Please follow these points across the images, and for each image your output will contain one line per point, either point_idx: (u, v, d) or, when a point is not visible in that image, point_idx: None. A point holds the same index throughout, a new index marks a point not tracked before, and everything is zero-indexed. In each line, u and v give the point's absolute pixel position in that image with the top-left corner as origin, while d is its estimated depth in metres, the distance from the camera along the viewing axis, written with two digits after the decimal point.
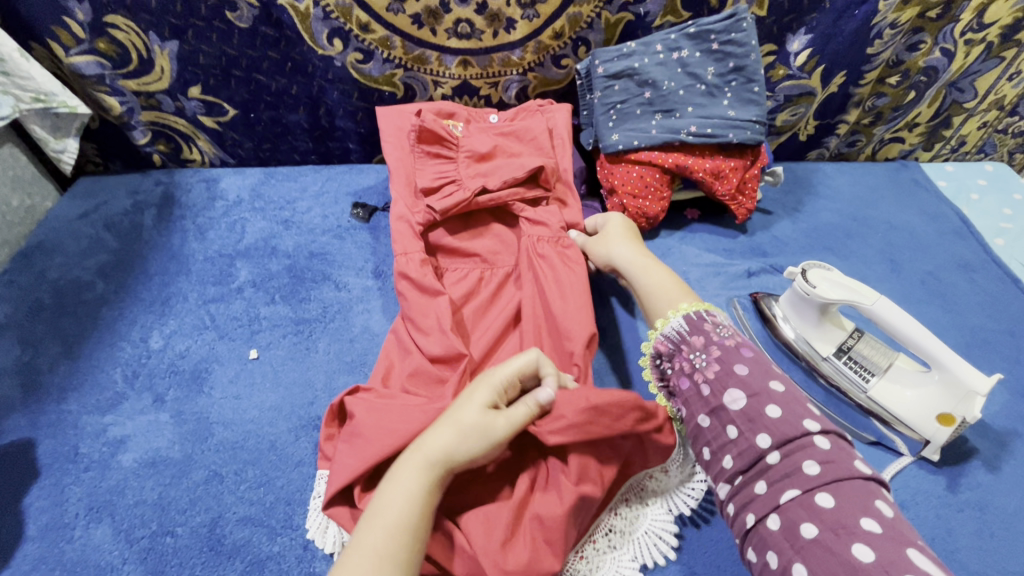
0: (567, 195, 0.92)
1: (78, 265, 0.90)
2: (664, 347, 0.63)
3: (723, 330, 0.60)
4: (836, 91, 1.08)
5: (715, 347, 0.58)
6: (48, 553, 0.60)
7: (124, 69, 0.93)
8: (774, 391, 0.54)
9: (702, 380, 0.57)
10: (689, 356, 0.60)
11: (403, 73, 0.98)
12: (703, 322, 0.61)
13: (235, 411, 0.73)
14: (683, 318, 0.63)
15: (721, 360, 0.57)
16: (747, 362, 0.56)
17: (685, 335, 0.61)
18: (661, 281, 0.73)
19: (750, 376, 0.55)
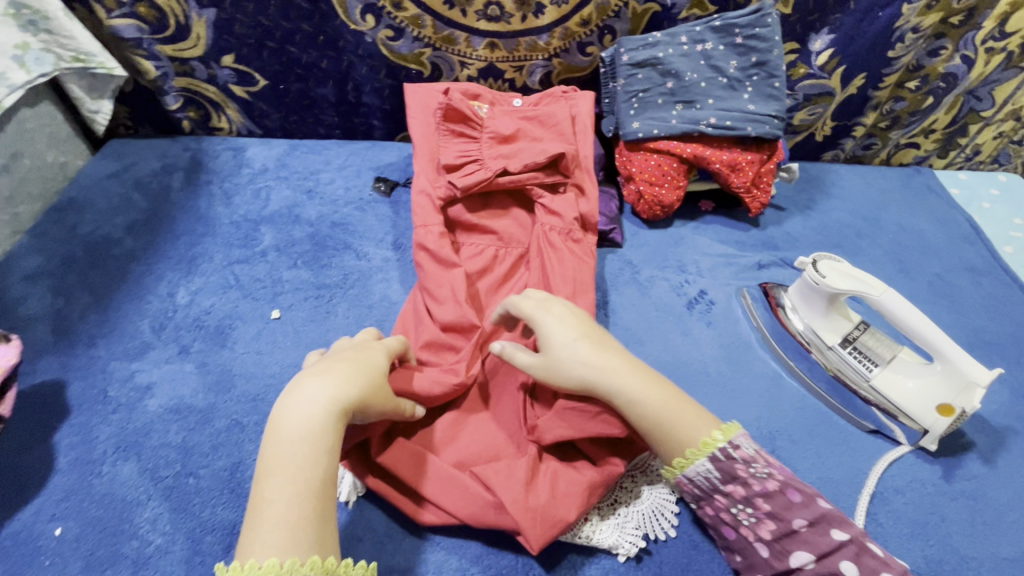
0: (586, 186, 0.94)
1: (109, 222, 0.93)
2: (692, 486, 0.62)
3: (757, 468, 0.59)
4: (855, 93, 1.10)
5: (760, 501, 0.59)
6: (77, 485, 0.63)
7: (161, 34, 0.95)
8: (837, 542, 0.56)
9: (756, 537, 0.60)
10: (729, 506, 0.61)
11: (431, 52, 1.00)
12: (731, 459, 0.59)
13: (257, 365, 0.75)
14: (707, 458, 0.60)
15: (772, 516, 0.59)
16: (798, 509, 0.58)
17: (716, 484, 0.60)
18: (663, 398, 0.61)
19: (809, 531, 0.57)
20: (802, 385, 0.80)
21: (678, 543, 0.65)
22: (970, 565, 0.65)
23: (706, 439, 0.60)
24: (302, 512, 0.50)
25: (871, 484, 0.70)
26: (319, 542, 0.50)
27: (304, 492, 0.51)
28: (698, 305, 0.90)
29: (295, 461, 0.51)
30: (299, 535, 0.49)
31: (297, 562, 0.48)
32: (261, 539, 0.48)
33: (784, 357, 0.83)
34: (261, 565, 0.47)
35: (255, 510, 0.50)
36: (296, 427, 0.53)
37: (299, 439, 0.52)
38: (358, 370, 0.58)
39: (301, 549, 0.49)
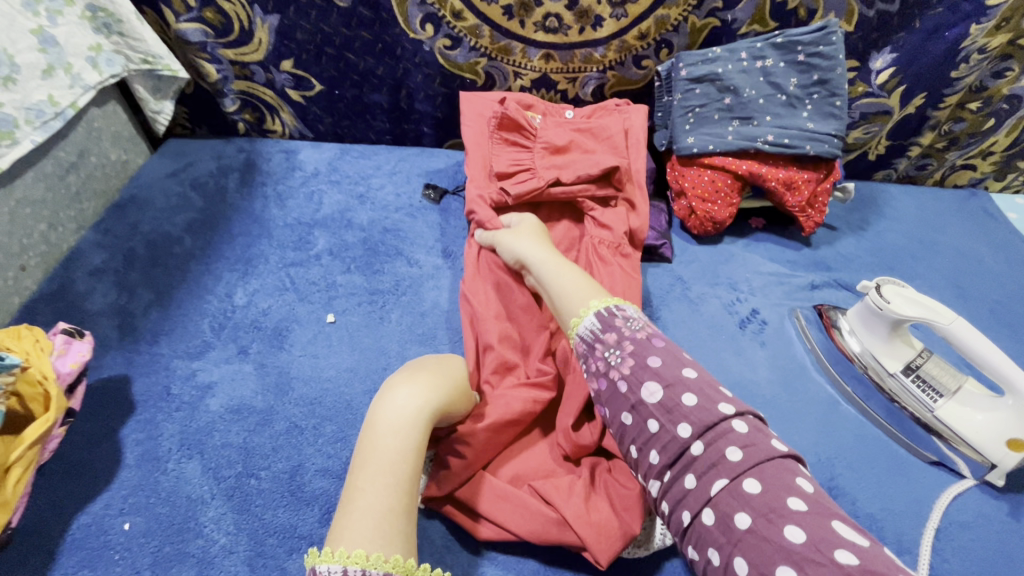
0: (638, 200, 0.93)
1: (168, 221, 0.95)
2: (578, 347, 0.62)
3: (633, 323, 0.61)
4: (914, 112, 1.08)
5: (629, 342, 0.58)
6: (144, 481, 0.64)
7: (225, 39, 0.97)
8: (688, 378, 0.54)
9: (619, 377, 0.57)
10: (604, 353, 0.59)
11: (486, 62, 1.00)
12: (613, 316, 0.62)
13: (314, 368, 0.76)
14: (594, 316, 0.62)
15: (633, 354, 0.57)
16: (658, 350, 0.57)
17: (597, 334, 0.60)
18: (578, 277, 0.70)
19: (663, 366, 0.55)
20: (860, 411, 0.79)
21: None
22: None
23: (598, 300, 0.64)
24: (388, 499, 0.51)
25: (935, 517, 0.69)
26: (403, 540, 0.50)
27: (393, 475, 0.53)
28: (750, 324, 0.89)
29: (386, 457, 0.54)
30: (383, 526, 0.50)
31: (383, 556, 0.47)
32: (350, 528, 0.49)
33: (840, 382, 0.81)
34: (350, 554, 0.47)
35: (348, 499, 0.51)
36: (390, 419, 0.57)
37: (390, 437, 0.56)
38: (444, 377, 0.64)
39: (387, 543, 0.48)
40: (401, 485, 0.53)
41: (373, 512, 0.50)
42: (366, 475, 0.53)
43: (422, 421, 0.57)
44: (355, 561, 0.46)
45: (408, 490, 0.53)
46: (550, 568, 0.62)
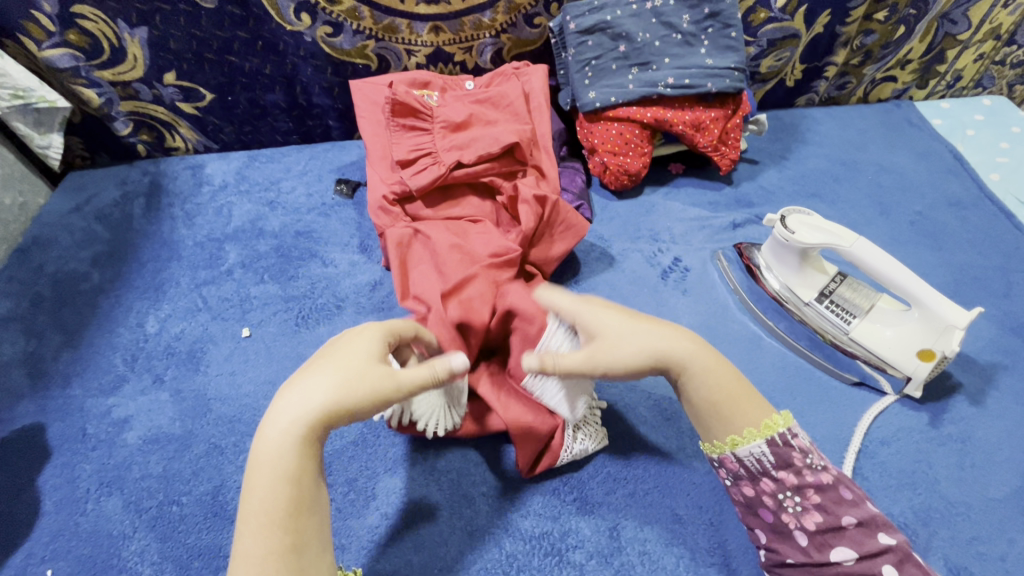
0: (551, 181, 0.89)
1: (74, 257, 0.92)
2: (736, 469, 0.57)
3: (812, 459, 0.55)
4: (822, 31, 1.05)
5: (812, 491, 0.54)
6: (64, 525, 0.64)
7: (97, 60, 0.93)
8: (886, 548, 0.51)
9: (797, 526, 0.54)
10: (775, 491, 0.55)
11: (374, 44, 0.97)
12: (790, 448, 0.55)
13: (231, 386, 0.76)
14: (766, 443, 0.55)
15: (819, 508, 0.53)
16: (846, 509, 0.53)
17: (769, 468, 0.55)
18: (728, 386, 0.57)
19: (856, 531, 0.52)
20: (783, 344, 0.79)
21: (663, 522, 0.64)
22: (960, 509, 0.64)
23: (770, 423, 0.56)
24: (268, 545, 0.45)
25: (857, 440, 0.69)
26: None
27: (266, 526, 0.46)
28: (672, 274, 0.88)
29: (263, 500, 0.46)
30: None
31: None
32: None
33: (763, 318, 0.81)
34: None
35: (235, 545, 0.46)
36: (270, 472, 0.47)
37: (257, 471, 0.47)
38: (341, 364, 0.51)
39: None
40: (309, 445, 0.49)
41: (254, 561, 0.45)
42: (247, 519, 0.46)
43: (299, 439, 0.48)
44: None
45: (298, 522, 0.47)
46: (473, 549, 0.62)
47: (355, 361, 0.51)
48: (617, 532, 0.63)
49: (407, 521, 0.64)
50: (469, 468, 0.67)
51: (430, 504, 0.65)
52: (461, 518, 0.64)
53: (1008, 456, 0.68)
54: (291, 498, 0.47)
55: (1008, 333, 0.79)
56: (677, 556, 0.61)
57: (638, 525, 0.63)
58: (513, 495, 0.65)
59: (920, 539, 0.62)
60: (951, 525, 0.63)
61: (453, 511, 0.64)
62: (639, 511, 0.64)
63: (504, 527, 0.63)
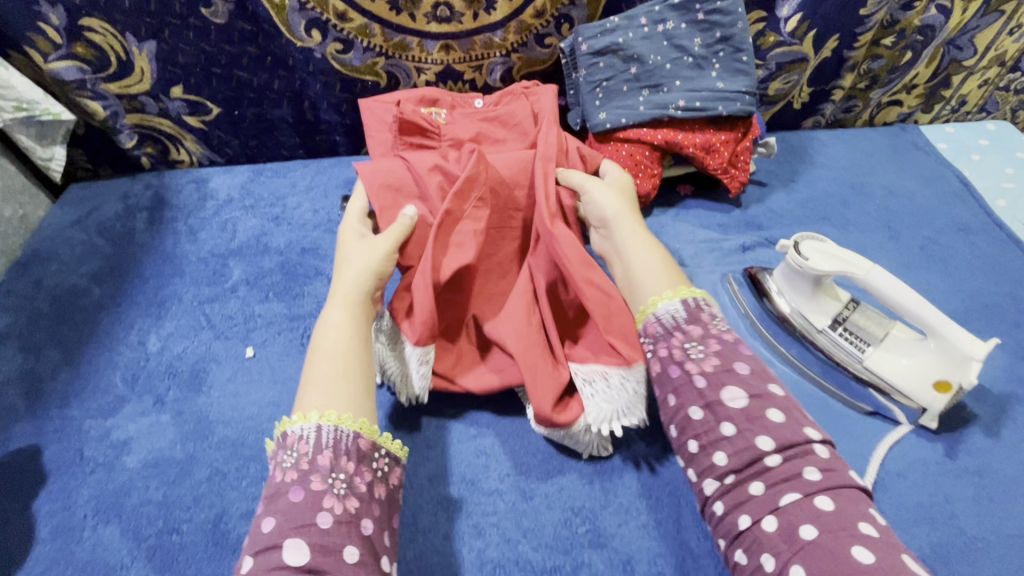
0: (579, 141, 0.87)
1: (74, 272, 0.90)
2: (654, 328, 0.64)
3: (717, 321, 0.64)
4: (830, 56, 1.05)
5: (715, 341, 0.62)
6: (60, 554, 0.62)
7: (104, 73, 0.92)
8: (775, 395, 0.58)
9: (697, 371, 0.60)
10: (682, 343, 0.62)
11: (384, 61, 0.96)
12: (699, 307, 0.65)
13: (235, 408, 0.74)
14: (680, 303, 0.65)
15: (718, 354, 0.60)
16: (744, 360, 0.60)
17: (681, 321, 0.64)
18: (651, 261, 0.70)
19: (751, 377, 0.59)
20: (796, 370, 0.78)
21: (678, 558, 0.62)
22: (979, 545, 0.63)
23: (687, 288, 0.67)
24: (339, 364, 0.60)
25: (873, 471, 0.68)
26: (363, 404, 0.58)
27: (338, 355, 0.61)
28: None
29: (330, 340, 0.62)
30: (341, 394, 0.58)
31: (339, 414, 0.56)
32: (307, 398, 0.58)
33: (775, 344, 0.80)
34: (318, 414, 0.56)
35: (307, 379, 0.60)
36: (335, 334, 0.63)
37: (328, 323, 0.64)
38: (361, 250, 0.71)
39: (345, 404, 0.58)
40: (355, 309, 0.65)
41: (321, 386, 0.59)
42: (320, 352, 0.61)
43: (356, 300, 0.66)
44: (328, 419, 0.55)
45: (359, 356, 0.62)
46: None
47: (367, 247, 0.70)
48: (631, 566, 0.61)
49: (415, 554, 0.62)
50: (479, 497, 0.66)
51: (438, 535, 0.63)
52: (470, 550, 0.62)
53: None
54: (345, 346, 0.62)
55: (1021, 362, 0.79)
56: None
57: (652, 559, 0.62)
58: (524, 526, 0.64)
59: None
60: (970, 561, 0.61)
61: (462, 542, 0.63)
62: (653, 544, 0.63)
63: (515, 559, 0.62)
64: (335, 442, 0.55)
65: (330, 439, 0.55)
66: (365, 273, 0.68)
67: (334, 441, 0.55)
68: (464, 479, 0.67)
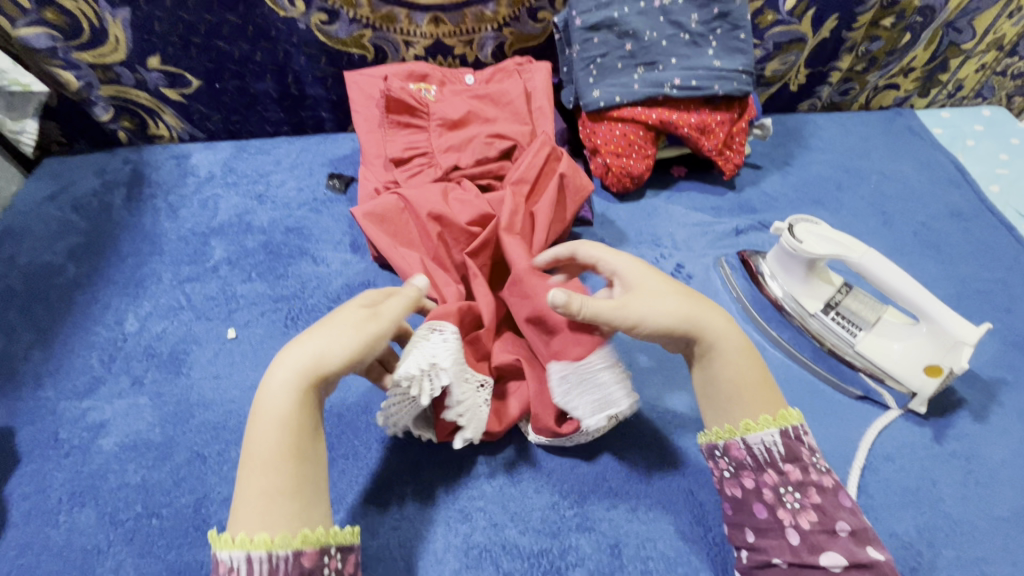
0: (564, 165, 0.81)
1: (48, 249, 0.87)
2: (741, 456, 0.57)
3: (818, 462, 0.56)
4: (828, 36, 1.03)
5: (814, 490, 0.54)
6: (33, 538, 0.60)
7: (76, 41, 0.87)
8: (874, 558, 0.50)
9: (792, 522, 0.53)
10: (777, 485, 0.55)
11: (371, 34, 0.93)
12: (799, 444, 0.56)
13: (216, 390, 0.72)
14: (779, 432, 0.56)
15: (819, 508, 0.53)
16: (846, 514, 0.53)
17: (778, 459, 0.55)
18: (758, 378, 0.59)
19: (851, 537, 0.52)
20: (787, 355, 0.77)
21: (666, 543, 0.62)
22: (965, 529, 0.63)
23: (785, 412, 0.57)
24: (277, 479, 0.49)
25: (861, 455, 0.68)
26: (303, 516, 0.49)
27: (277, 464, 0.49)
28: (675, 280, 0.86)
29: (267, 441, 0.49)
30: (278, 512, 0.48)
31: (288, 536, 0.47)
32: (240, 514, 0.48)
33: (766, 328, 0.79)
34: (249, 539, 0.47)
35: (239, 490, 0.49)
36: (276, 434, 0.50)
37: (263, 413, 0.50)
38: (342, 327, 0.54)
39: (286, 522, 0.48)
40: (303, 403, 0.51)
41: (255, 499, 0.48)
42: (250, 456, 0.49)
43: (296, 391, 0.51)
44: (260, 545, 0.46)
45: (296, 464, 0.50)
46: (469, 568, 0.59)
47: (357, 326, 0.54)
48: (618, 549, 0.61)
49: (399, 539, 0.61)
50: (466, 481, 0.65)
51: (424, 520, 0.62)
52: (456, 535, 0.61)
53: (1013, 474, 0.67)
54: (289, 443, 0.50)
55: (1010, 347, 0.79)
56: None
57: (640, 543, 0.61)
58: (511, 510, 0.63)
59: (925, 560, 0.61)
60: (956, 545, 0.62)
61: (448, 527, 0.62)
62: (642, 528, 0.62)
63: (501, 544, 0.61)
64: (271, 570, 0.47)
65: (262, 569, 0.46)
66: (329, 358, 0.52)
67: (269, 570, 0.47)
68: (450, 463, 0.66)
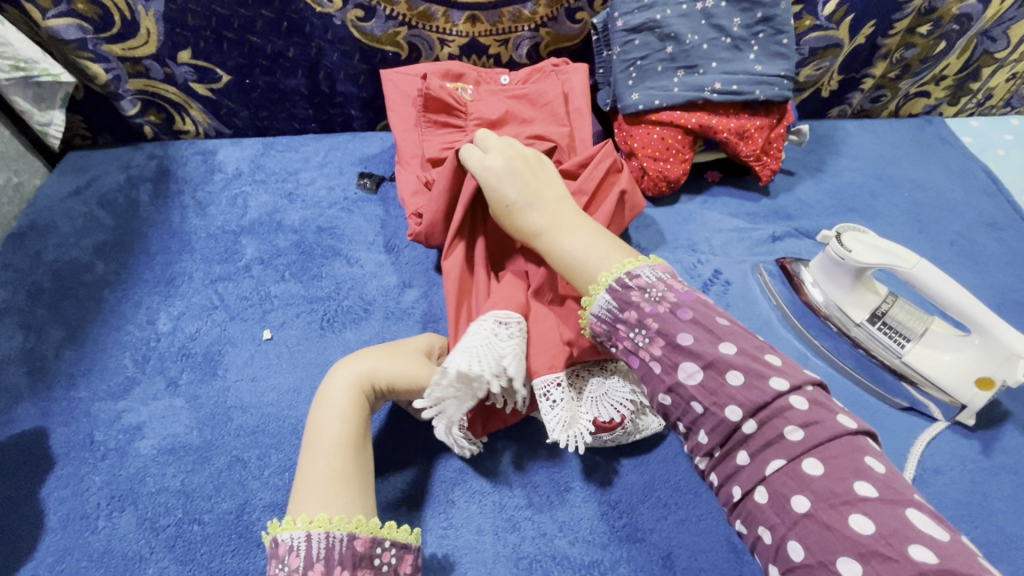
0: (625, 179, 0.79)
1: (75, 246, 0.85)
2: (598, 328, 0.58)
3: (651, 293, 0.55)
4: (864, 42, 1.02)
5: (651, 320, 0.54)
6: (72, 543, 0.59)
7: (106, 33, 0.86)
8: (726, 354, 0.50)
9: (650, 358, 0.54)
10: (628, 332, 0.56)
11: (407, 31, 0.91)
12: (628, 288, 0.56)
13: (253, 393, 0.70)
14: (606, 291, 0.57)
15: (661, 332, 0.53)
16: (688, 326, 0.52)
17: (616, 312, 0.56)
18: (586, 244, 0.63)
19: (697, 344, 0.51)
20: (829, 363, 0.77)
21: (720, 555, 0.61)
22: (1017, 544, 0.62)
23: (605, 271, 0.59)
24: (333, 466, 0.55)
25: (910, 468, 0.67)
26: (356, 502, 0.54)
27: (336, 452, 0.56)
28: (714, 286, 0.85)
29: (328, 431, 0.57)
30: (337, 494, 0.53)
31: (343, 518, 0.51)
32: (302, 498, 0.53)
33: (808, 336, 0.79)
34: (311, 519, 0.51)
35: (302, 479, 0.54)
36: (333, 428, 0.57)
37: (325, 408, 0.59)
38: (393, 349, 0.64)
39: (344, 506, 0.53)
40: (357, 397, 0.60)
41: (317, 482, 0.54)
42: (313, 447, 0.56)
43: (351, 388, 0.60)
44: (318, 525, 0.50)
45: (354, 451, 0.57)
46: None
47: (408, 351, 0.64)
48: (671, 561, 0.60)
49: (448, 548, 0.60)
50: (512, 489, 0.64)
51: (472, 529, 0.61)
52: (505, 545, 0.60)
53: None
54: (348, 433, 0.57)
55: None
56: None
57: (692, 555, 0.60)
58: (560, 520, 0.62)
59: None
60: (1011, 560, 0.61)
61: (497, 536, 0.61)
62: (694, 539, 0.61)
63: (552, 554, 0.60)
64: (326, 552, 0.50)
65: (321, 549, 0.50)
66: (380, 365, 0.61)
67: (326, 551, 0.50)
68: (496, 471, 0.65)
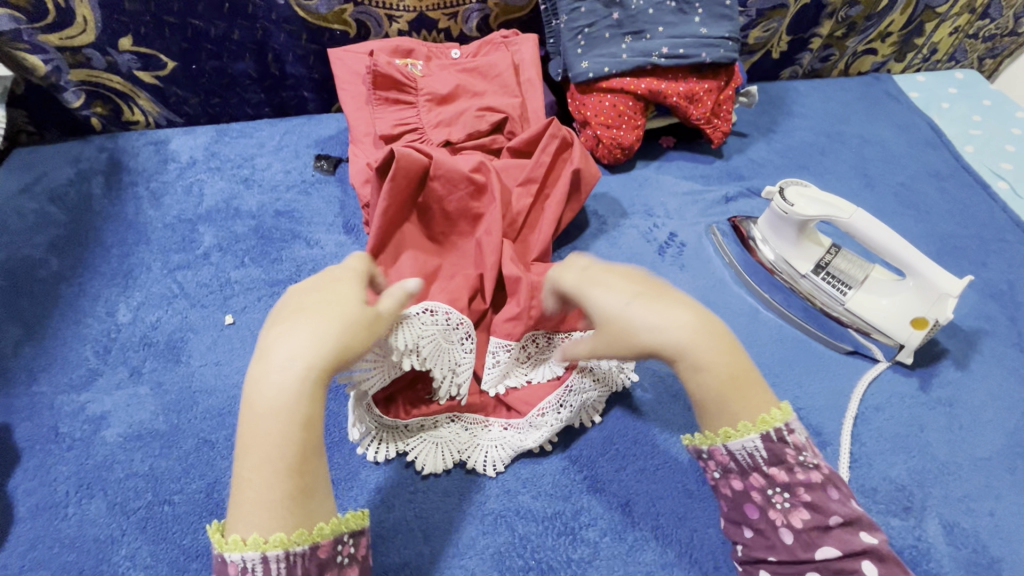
0: (577, 156, 0.81)
1: (28, 243, 0.84)
2: (725, 461, 0.51)
3: (805, 457, 0.50)
4: (808, 2, 1.04)
5: (802, 488, 0.49)
6: (43, 531, 0.59)
7: (41, 22, 0.83)
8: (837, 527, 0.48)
9: (784, 522, 0.49)
10: (763, 486, 0.50)
11: (353, 8, 0.91)
12: (785, 444, 0.50)
13: (218, 376, 0.71)
14: (760, 437, 0.50)
15: (811, 505, 0.48)
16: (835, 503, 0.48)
17: (761, 463, 0.50)
18: (726, 374, 0.50)
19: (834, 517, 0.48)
20: (780, 316, 0.79)
21: (674, 498, 0.64)
22: (950, 469, 0.67)
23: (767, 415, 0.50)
24: (278, 476, 0.44)
25: (853, 406, 0.71)
26: (318, 509, 0.46)
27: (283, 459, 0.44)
28: (669, 249, 0.87)
29: (267, 433, 0.43)
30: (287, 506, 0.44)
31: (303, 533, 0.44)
32: (242, 514, 0.44)
33: (759, 291, 0.81)
34: (266, 540, 0.43)
35: (240, 488, 0.44)
36: (274, 427, 0.44)
37: (258, 407, 0.44)
38: (343, 322, 0.47)
39: (302, 518, 0.45)
40: (303, 394, 0.44)
41: (264, 493, 0.43)
42: (249, 447, 0.44)
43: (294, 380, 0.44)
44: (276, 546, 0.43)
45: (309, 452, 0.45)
46: (486, 533, 0.61)
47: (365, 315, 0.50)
48: (629, 508, 0.63)
49: (416, 511, 0.62)
50: None
51: (439, 492, 0.63)
52: (471, 504, 0.62)
53: (993, 416, 0.71)
54: (288, 438, 0.44)
55: (988, 299, 0.83)
56: (691, 530, 0.62)
57: (650, 501, 0.64)
58: (524, 477, 0.64)
59: (916, 499, 0.64)
60: (944, 485, 0.65)
61: (463, 497, 0.63)
62: (651, 487, 0.64)
63: (515, 509, 0.62)
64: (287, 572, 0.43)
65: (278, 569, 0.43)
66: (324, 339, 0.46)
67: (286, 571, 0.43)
68: None
